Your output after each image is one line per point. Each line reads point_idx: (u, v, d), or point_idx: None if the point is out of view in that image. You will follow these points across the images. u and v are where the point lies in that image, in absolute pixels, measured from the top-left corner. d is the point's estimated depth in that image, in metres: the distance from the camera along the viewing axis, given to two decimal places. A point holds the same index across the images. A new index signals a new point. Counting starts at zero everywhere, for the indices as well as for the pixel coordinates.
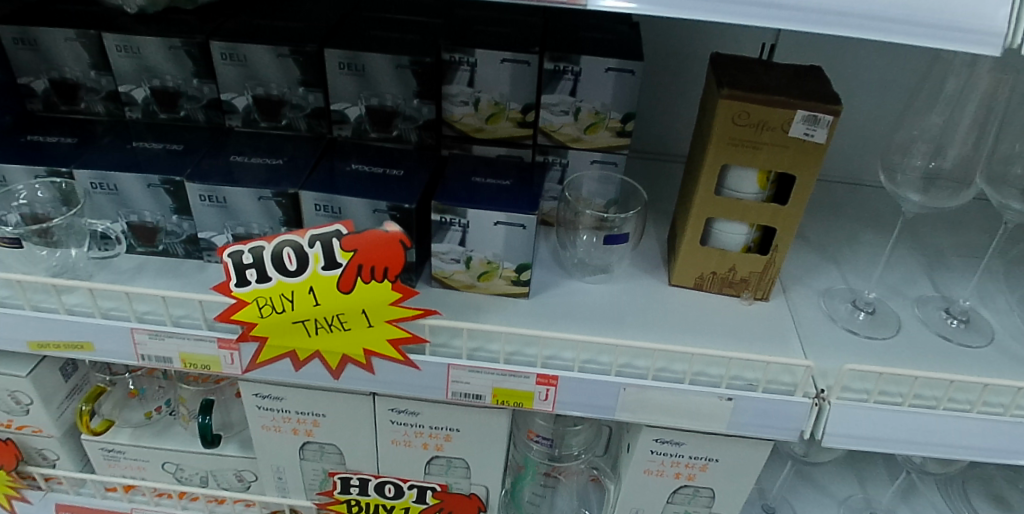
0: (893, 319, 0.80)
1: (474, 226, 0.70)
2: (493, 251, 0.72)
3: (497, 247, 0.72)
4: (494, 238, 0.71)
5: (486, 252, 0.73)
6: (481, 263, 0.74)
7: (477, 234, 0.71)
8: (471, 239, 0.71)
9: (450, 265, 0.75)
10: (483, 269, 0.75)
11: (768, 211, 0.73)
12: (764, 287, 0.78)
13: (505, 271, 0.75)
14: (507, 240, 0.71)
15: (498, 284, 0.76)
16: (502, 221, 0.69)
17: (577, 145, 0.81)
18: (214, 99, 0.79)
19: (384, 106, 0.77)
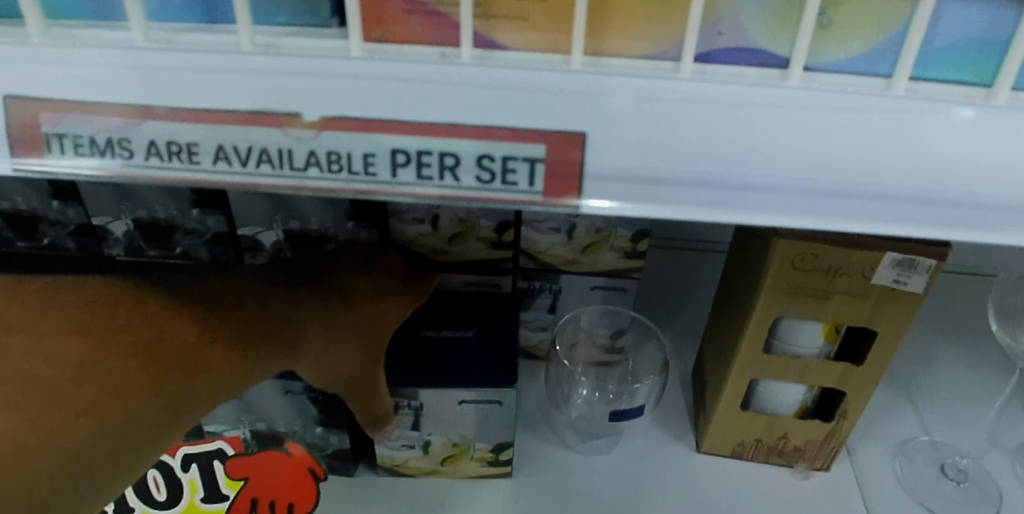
0: (993, 491, 0.59)
1: (432, 407, 0.52)
2: (460, 433, 0.53)
3: (463, 429, 0.53)
4: (460, 418, 0.52)
5: (451, 434, 0.54)
6: (442, 445, 0.54)
7: (436, 417, 0.52)
8: (427, 423, 0.53)
9: (401, 451, 0.55)
10: (448, 451, 0.55)
11: (835, 371, 0.53)
12: (824, 456, 0.58)
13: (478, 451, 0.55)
14: (477, 422, 0.53)
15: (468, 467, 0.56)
16: (467, 399, 0.51)
17: (573, 268, 0.61)
18: (84, 224, 0.59)
19: (309, 230, 0.57)
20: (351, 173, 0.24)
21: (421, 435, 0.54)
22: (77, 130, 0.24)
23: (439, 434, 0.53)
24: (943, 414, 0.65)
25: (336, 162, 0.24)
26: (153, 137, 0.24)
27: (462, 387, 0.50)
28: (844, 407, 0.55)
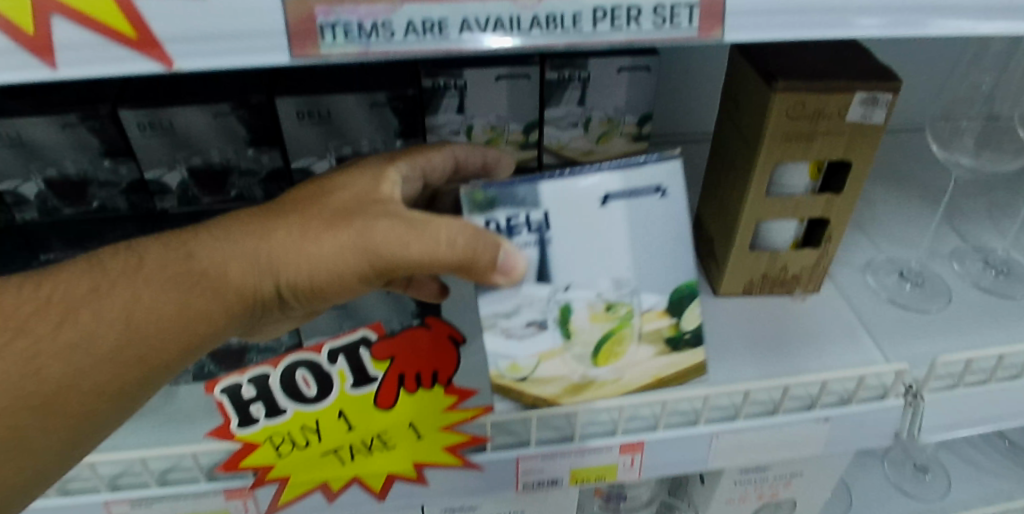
0: (941, 287, 0.76)
1: (576, 215, 0.45)
2: (608, 278, 0.48)
3: (612, 250, 0.47)
4: (601, 229, 0.46)
5: (598, 283, 0.48)
6: (598, 320, 0.49)
7: (580, 230, 0.46)
8: (572, 249, 0.46)
9: (540, 343, 0.49)
10: (603, 330, 0.50)
11: (821, 202, 0.66)
12: (816, 280, 0.72)
13: (648, 321, 0.51)
14: (630, 223, 0.47)
15: (633, 354, 0.52)
16: (614, 192, 0.46)
17: (590, 158, 0.69)
18: (137, 180, 0.61)
19: (360, 154, 0.63)
20: (564, 29, 0.32)
21: (558, 295, 0.47)
22: (346, 19, 0.31)
23: (584, 294, 0.48)
24: (890, 238, 0.82)
25: (553, 22, 0.32)
26: (411, 19, 0.31)
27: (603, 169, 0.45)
28: (828, 233, 0.68)
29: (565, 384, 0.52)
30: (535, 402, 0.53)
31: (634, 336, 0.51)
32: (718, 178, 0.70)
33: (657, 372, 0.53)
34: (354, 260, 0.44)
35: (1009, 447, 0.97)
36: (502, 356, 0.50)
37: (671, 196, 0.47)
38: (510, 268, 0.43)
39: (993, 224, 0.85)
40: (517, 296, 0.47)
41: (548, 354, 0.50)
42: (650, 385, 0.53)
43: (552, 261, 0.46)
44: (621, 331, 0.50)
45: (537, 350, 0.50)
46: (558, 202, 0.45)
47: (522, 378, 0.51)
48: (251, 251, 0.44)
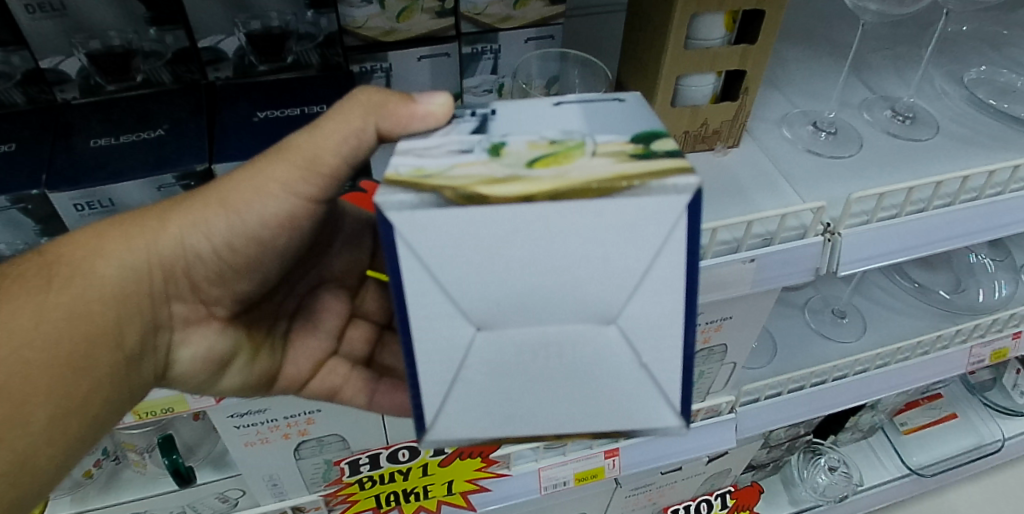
0: (854, 134, 0.80)
1: (532, 109, 0.48)
2: (558, 127, 0.44)
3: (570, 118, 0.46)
4: (553, 113, 0.47)
5: (547, 129, 0.44)
6: (539, 146, 0.42)
7: (534, 114, 0.47)
8: (516, 122, 0.46)
9: (458, 158, 0.41)
10: (546, 150, 0.41)
11: (736, 54, 0.67)
12: (734, 134, 0.75)
13: (604, 144, 0.42)
14: (586, 113, 0.47)
15: (585, 163, 0.40)
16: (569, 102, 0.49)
17: (507, 25, 0.66)
18: (32, 70, 0.58)
19: (270, 29, 0.61)
20: None
21: (493, 136, 0.43)
22: None
23: (525, 135, 0.43)
24: (802, 93, 0.85)
25: None
26: None
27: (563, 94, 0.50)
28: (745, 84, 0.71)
29: (482, 180, 0.39)
30: (436, 191, 0.38)
31: (587, 152, 0.41)
32: (638, 38, 0.70)
33: (618, 169, 0.39)
34: (263, 167, 0.50)
35: (917, 288, 1.05)
36: (408, 163, 0.41)
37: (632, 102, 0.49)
38: (431, 97, 0.48)
39: (898, 76, 0.89)
40: (442, 138, 0.44)
41: (467, 163, 0.40)
42: (605, 180, 0.38)
43: (489, 125, 0.46)
44: (569, 147, 0.41)
45: (454, 161, 0.41)
46: (503, 107, 0.49)
47: (427, 176, 0.39)
48: (144, 227, 0.50)
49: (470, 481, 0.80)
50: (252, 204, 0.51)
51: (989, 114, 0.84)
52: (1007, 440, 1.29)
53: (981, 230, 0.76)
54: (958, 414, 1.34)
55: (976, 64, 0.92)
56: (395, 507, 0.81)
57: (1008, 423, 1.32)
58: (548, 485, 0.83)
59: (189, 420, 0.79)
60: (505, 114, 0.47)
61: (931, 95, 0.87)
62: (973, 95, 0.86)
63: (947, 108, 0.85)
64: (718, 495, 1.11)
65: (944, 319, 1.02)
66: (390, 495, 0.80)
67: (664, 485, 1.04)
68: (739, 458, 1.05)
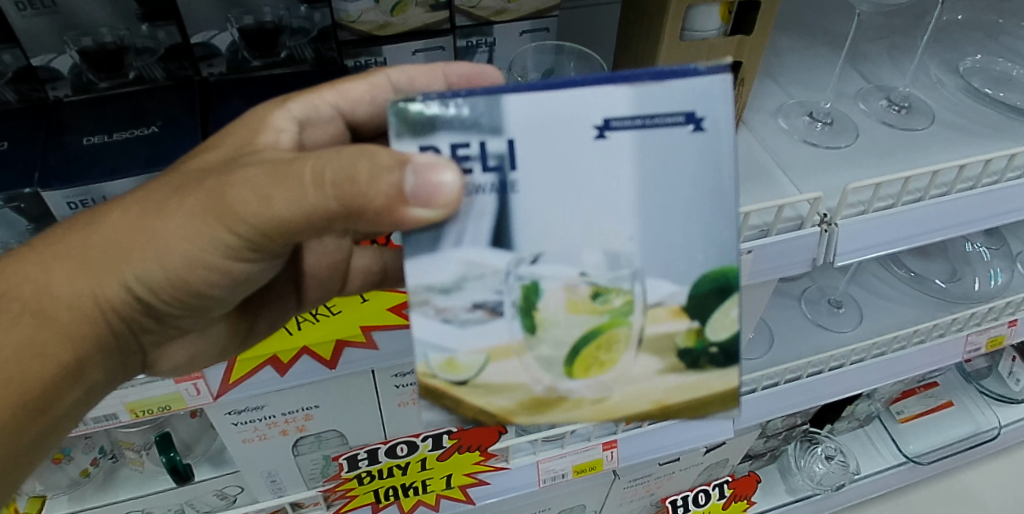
0: (849, 124, 0.80)
1: (569, 145, 0.36)
2: (604, 251, 0.38)
3: (619, 219, 0.38)
4: (597, 169, 0.37)
5: (592, 256, 0.38)
6: (580, 311, 0.39)
7: (575, 159, 0.36)
8: (549, 199, 0.37)
9: (490, 333, 0.39)
10: (585, 327, 0.39)
11: (733, 44, 0.68)
12: (730, 125, 0.75)
13: (654, 321, 0.39)
14: (637, 161, 0.37)
15: (628, 365, 0.40)
16: (618, 118, 0.36)
17: (502, 18, 0.65)
18: (23, 68, 0.57)
19: (263, 24, 0.61)
20: None
21: (521, 269, 0.38)
22: None
23: (563, 271, 0.38)
24: (798, 83, 0.85)
25: None
26: None
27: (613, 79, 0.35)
28: (741, 75, 0.71)
29: (530, 397, 0.40)
30: (475, 415, 0.40)
31: (633, 341, 0.40)
32: (633, 30, 0.70)
33: (658, 396, 0.40)
34: (207, 229, 0.42)
35: (913, 277, 1.06)
36: (436, 347, 0.39)
37: (705, 131, 0.37)
38: (430, 196, 0.34)
39: (893, 65, 0.89)
40: (460, 260, 0.37)
41: (503, 352, 0.39)
42: (644, 412, 0.41)
43: (515, 214, 0.37)
44: (613, 331, 0.39)
45: (485, 341, 0.39)
46: (525, 125, 0.36)
47: (462, 381, 0.39)
48: (87, 261, 0.45)
49: (469, 475, 0.81)
50: (196, 266, 0.45)
51: (985, 103, 0.84)
52: (1003, 428, 1.29)
53: (977, 220, 0.76)
54: (954, 402, 1.35)
55: (971, 53, 0.91)
56: (395, 500, 0.80)
57: (1004, 410, 1.32)
58: (546, 477, 0.83)
59: (187, 417, 0.78)
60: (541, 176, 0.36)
61: (927, 85, 0.87)
62: (969, 84, 0.86)
63: (942, 97, 0.85)
64: (715, 486, 1.08)
65: (941, 308, 1.02)
66: (389, 489, 0.79)
67: (662, 476, 1.04)
68: (737, 448, 1.06)
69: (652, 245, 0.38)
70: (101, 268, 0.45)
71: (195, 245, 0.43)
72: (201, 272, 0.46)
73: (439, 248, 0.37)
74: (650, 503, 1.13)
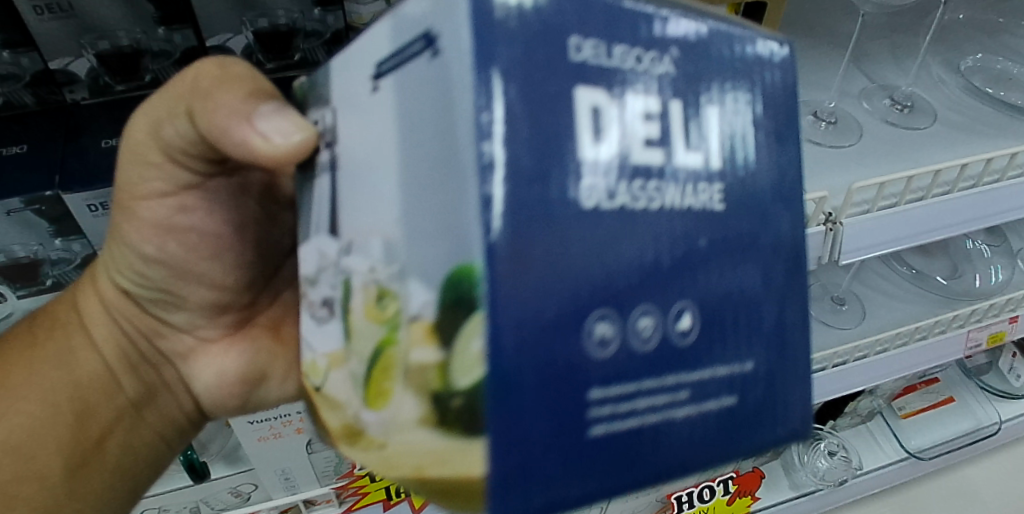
0: (853, 124, 0.80)
1: (356, 107, 0.30)
2: (378, 234, 0.28)
3: (379, 186, 0.27)
4: (366, 125, 0.29)
5: (371, 245, 0.28)
6: (370, 320, 0.29)
7: (359, 121, 0.30)
8: (347, 170, 0.31)
9: (328, 337, 0.34)
10: (369, 342, 0.29)
11: None
12: None
13: (411, 347, 0.25)
14: (394, 115, 0.26)
15: (395, 407, 0.27)
16: (386, 62, 0.27)
17: None
18: (40, 72, 0.58)
19: (277, 27, 0.61)
20: None
21: (341, 261, 0.31)
22: None
23: (359, 263, 0.29)
24: (802, 84, 0.86)
25: None
26: None
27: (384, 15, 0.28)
28: None
29: (343, 423, 0.33)
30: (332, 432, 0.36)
31: (396, 371, 0.26)
32: None
33: (416, 463, 0.26)
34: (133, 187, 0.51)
35: (914, 274, 1.07)
36: (310, 346, 0.37)
37: (443, 52, 0.24)
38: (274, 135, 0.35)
39: (895, 65, 0.90)
40: (313, 249, 0.35)
41: (334, 363, 0.34)
42: (411, 481, 0.27)
43: (337, 195, 0.32)
44: (388, 353, 0.27)
45: (327, 347, 0.34)
46: (343, 91, 0.32)
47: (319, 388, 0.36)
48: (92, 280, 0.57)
49: None
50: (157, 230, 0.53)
51: (986, 102, 0.85)
52: (1003, 423, 1.31)
53: (979, 218, 0.77)
54: (956, 398, 1.36)
55: (972, 52, 0.93)
56: (406, 497, 0.81)
57: (1004, 406, 1.34)
58: None
59: None
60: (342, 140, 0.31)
61: (929, 84, 0.88)
62: (970, 84, 0.87)
63: (944, 96, 0.86)
64: (720, 481, 1.10)
65: (942, 305, 1.03)
66: (400, 486, 0.80)
67: None
68: None
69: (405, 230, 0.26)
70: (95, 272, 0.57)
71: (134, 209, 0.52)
72: (154, 229, 0.53)
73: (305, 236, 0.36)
74: (655, 501, 1.13)
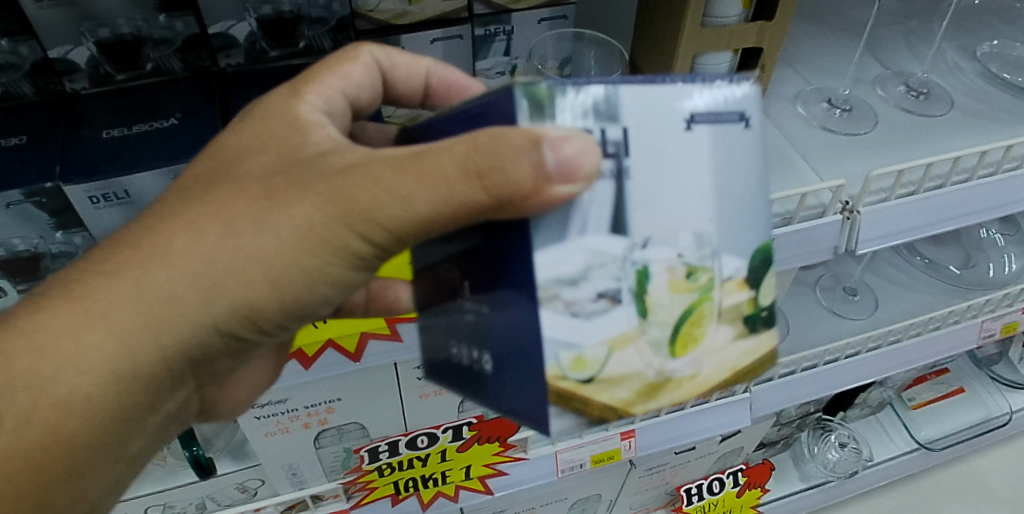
0: (868, 111, 0.79)
1: (665, 134, 0.35)
2: (692, 232, 0.36)
3: (701, 200, 0.36)
4: (692, 155, 0.35)
5: (681, 238, 0.36)
6: (679, 291, 0.36)
7: (672, 146, 0.35)
8: (655, 183, 0.35)
9: (611, 322, 0.35)
10: (683, 305, 0.37)
11: (753, 30, 0.67)
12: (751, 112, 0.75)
13: (727, 294, 0.38)
14: (714, 156, 0.36)
15: (712, 338, 0.38)
16: (699, 113, 0.35)
17: (520, 6, 0.64)
18: (40, 61, 0.57)
19: (282, 14, 0.59)
20: None
21: (635, 254, 0.35)
22: None
23: (661, 253, 0.35)
24: (816, 70, 0.85)
25: None
26: None
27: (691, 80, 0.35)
28: (761, 62, 0.71)
29: (644, 382, 0.37)
30: (600, 413, 0.37)
31: (715, 313, 0.38)
32: (653, 17, 0.69)
33: (733, 363, 0.39)
34: (313, 237, 0.38)
35: (926, 264, 1.05)
36: (563, 343, 0.35)
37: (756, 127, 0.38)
38: (572, 172, 0.31)
39: (910, 51, 0.89)
40: (582, 248, 0.34)
41: (621, 341, 0.36)
42: (726, 382, 0.39)
43: (631, 198, 0.34)
44: (703, 307, 0.37)
45: (604, 333, 0.35)
46: (636, 112, 0.34)
47: (590, 378, 0.35)
48: (161, 303, 0.40)
49: (487, 466, 0.81)
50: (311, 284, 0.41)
51: (1002, 88, 0.83)
52: (1013, 413, 1.30)
53: (998, 205, 0.76)
54: (966, 388, 1.35)
55: (988, 38, 0.91)
56: (414, 492, 0.80)
57: (1014, 396, 1.33)
58: (565, 467, 0.83)
59: None
60: (642, 165, 0.34)
61: (945, 71, 0.86)
62: (986, 70, 0.85)
63: (960, 82, 0.84)
64: (730, 473, 1.08)
65: (956, 295, 1.02)
66: (409, 480, 0.79)
67: (677, 465, 1.05)
68: (751, 436, 1.06)
69: (730, 230, 0.37)
70: (180, 295, 0.40)
71: (273, 275, 0.39)
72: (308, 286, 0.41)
73: (567, 235, 0.34)
74: (665, 492, 1.14)
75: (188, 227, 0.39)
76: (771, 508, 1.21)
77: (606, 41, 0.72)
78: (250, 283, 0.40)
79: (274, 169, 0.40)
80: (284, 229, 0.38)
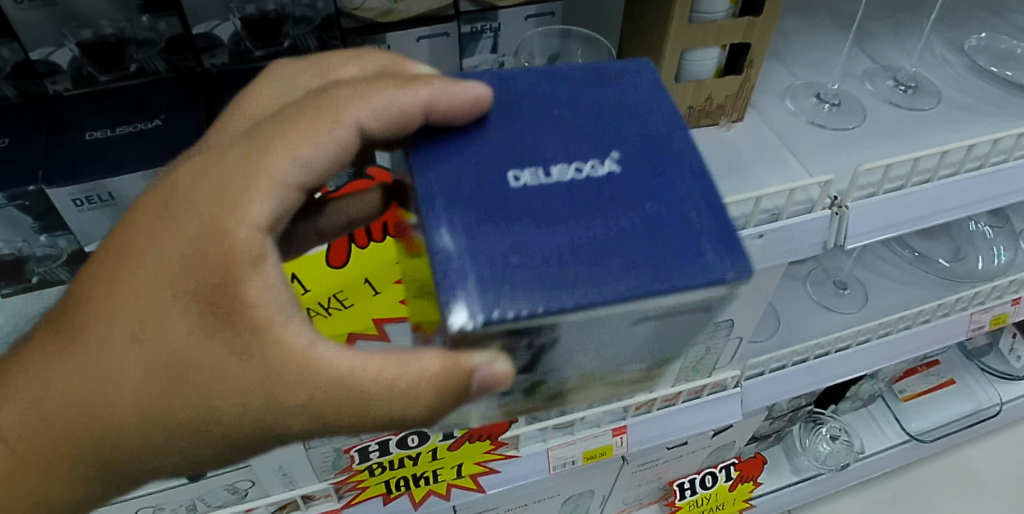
0: (857, 105, 0.79)
1: (607, 326, 0.38)
2: (602, 357, 0.43)
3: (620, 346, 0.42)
4: (623, 331, 0.40)
5: (589, 361, 0.43)
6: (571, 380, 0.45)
7: (607, 332, 0.39)
8: (585, 345, 0.40)
9: (499, 399, 0.45)
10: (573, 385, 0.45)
11: (741, 25, 0.67)
12: (739, 107, 0.74)
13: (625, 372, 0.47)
14: (651, 328, 0.41)
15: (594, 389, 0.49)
16: (648, 314, 0.38)
17: (506, 3, 0.64)
18: (21, 62, 0.57)
19: (266, 14, 0.59)
20: None
21: (535, 372, 0.43)
22: None
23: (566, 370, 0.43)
24: (805, 65, 0.85)
25: None
26: None
27: (657, 295, 0.37)
28: (750, 57, 0.70)
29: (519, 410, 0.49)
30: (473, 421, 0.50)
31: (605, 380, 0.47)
32: (641, 12, 0.69)
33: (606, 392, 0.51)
34: (238, 413, 0.39)
35: (916, 257, 1.06)
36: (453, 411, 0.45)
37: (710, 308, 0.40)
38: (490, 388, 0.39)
39: (899, 45, 0.89)
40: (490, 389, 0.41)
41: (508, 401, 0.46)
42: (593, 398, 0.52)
43: (548, 354, 0.41)
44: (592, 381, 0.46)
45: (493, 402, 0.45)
46: (576, 324, 0.37)
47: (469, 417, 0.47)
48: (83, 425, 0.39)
49: (480, 464, 0.81)
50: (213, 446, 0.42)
51: (989, 81, 0.83)
52: (1004, 404, 1.31)
53: (986, 199, 0.76)
54: (957, 379, 1.36)
55: (975, 31, 0.91)
56: (407, 491, 0.81)
57: (1004, 387, 1.34)
58: (556, 465, 0.84)
59: None
60: (562, 345, 0.40)
61: (933, 64, 0.86)
62: (974, 63, 0.85)
63: (949, 75, 0.85)
64: (722, 468, 1.10)
65: (946, 288, 1.02)
66: (400, 480, 0.79)
67: (669, 460, 1.05)
68: (742, 430, 1.07)
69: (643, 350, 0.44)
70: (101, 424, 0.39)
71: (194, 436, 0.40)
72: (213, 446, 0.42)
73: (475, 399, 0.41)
74: (658, 487, 1.14)
75: (125, 370, 0.38)
76: (763, 501, 1.21)
77: (594, 37, 0.71)
78: (168, 439, 0.40)
79: (217, 344, 0.38)
80: (219, 416, 0.39)
